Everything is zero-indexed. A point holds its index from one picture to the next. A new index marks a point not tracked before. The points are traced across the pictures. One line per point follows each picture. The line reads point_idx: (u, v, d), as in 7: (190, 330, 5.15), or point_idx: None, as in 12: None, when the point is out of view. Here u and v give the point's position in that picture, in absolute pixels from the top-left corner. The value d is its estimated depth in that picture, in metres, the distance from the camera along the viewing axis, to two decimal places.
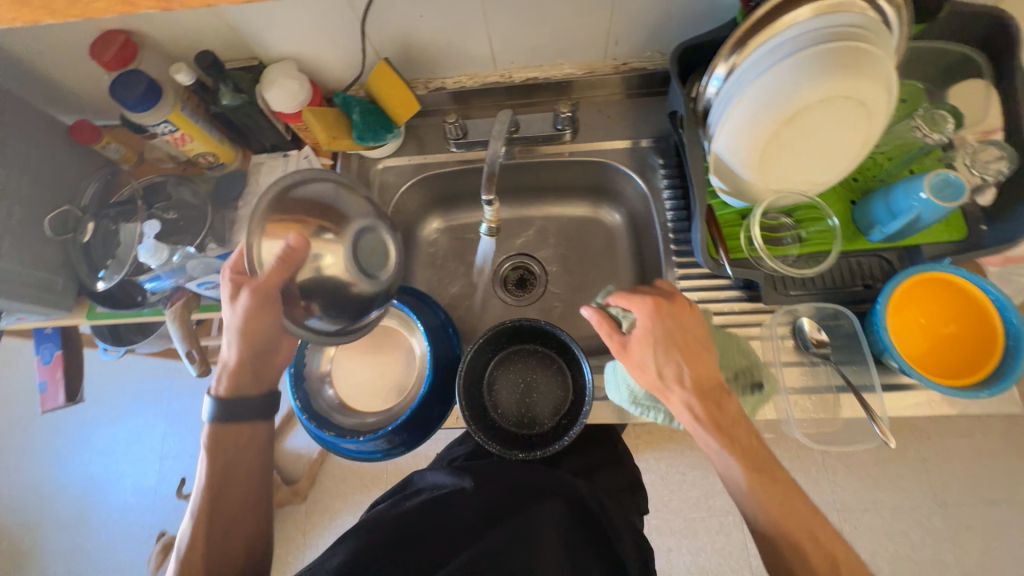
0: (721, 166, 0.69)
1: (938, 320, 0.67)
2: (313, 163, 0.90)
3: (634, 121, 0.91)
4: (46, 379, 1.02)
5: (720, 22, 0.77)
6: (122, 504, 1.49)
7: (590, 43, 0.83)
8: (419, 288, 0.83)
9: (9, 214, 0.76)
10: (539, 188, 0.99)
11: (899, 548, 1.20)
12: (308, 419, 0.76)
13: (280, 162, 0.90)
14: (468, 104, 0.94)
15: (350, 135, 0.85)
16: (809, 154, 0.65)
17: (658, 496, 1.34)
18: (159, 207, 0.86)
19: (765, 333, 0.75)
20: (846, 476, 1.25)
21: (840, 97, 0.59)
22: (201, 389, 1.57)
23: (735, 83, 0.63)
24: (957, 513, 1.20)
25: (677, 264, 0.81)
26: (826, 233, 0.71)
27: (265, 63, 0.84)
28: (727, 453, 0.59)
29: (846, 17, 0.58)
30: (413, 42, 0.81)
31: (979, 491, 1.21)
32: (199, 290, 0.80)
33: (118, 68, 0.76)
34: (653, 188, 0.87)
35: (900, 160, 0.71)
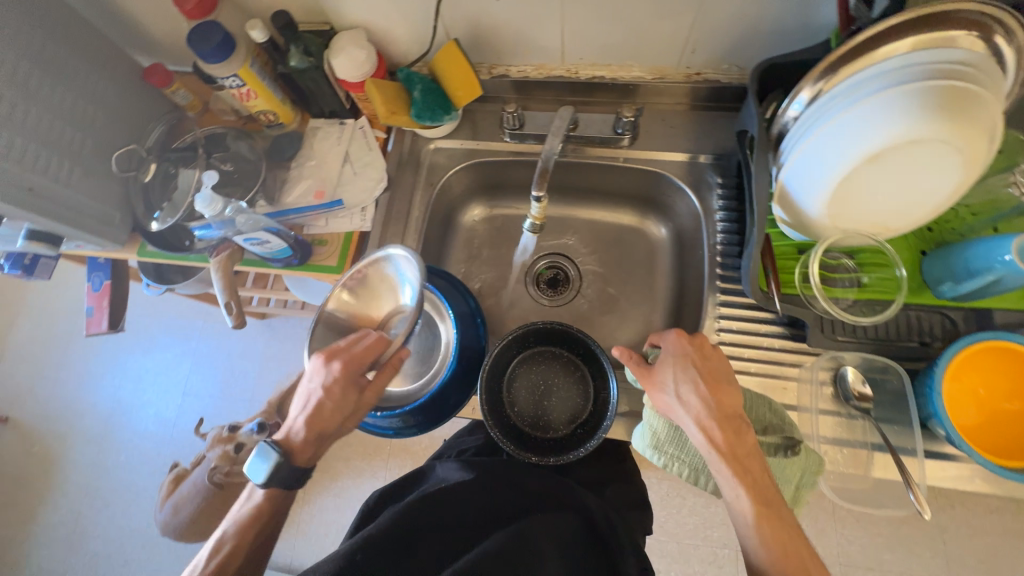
0: (786, 197, 0.66)
1: (998, 394, 0.62)
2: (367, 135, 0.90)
3: (696, 135, 0.87)
4: (92, 305, 1.07)
5: (808, 42, 0.72)
6: (143, 431, 1.58)
7: (666, 48, 0.79)
8: (453, 273, 0.83)
9: (81, 146, 0.79)
10: (586, 189, 0.97)
11: None
12: None
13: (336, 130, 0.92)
14: (528, 95, 0.92)
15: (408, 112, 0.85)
16: (886, 197, 0.61)
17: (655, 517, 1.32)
18: (217, 158, 0.89)
19: (804, 376, 0.72)
20: (856, 532, 1.20)
21: (931, 139, 0.55)
22: (229, 335, 1.63)
23: (820, 110, 0.59)
24: None
25: (719, 290, 0.78)
26: (889, 282, 0.66)
27: (336, 30, 0.84)
28: (737, 485, 0.54)
29: (959, 53, 0.53)
30: (484, 26, 0.80)
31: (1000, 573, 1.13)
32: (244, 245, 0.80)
33: (198, 18, 0.77)
34: (706, 207, 0.84)
35: (987, 217, 0.66)
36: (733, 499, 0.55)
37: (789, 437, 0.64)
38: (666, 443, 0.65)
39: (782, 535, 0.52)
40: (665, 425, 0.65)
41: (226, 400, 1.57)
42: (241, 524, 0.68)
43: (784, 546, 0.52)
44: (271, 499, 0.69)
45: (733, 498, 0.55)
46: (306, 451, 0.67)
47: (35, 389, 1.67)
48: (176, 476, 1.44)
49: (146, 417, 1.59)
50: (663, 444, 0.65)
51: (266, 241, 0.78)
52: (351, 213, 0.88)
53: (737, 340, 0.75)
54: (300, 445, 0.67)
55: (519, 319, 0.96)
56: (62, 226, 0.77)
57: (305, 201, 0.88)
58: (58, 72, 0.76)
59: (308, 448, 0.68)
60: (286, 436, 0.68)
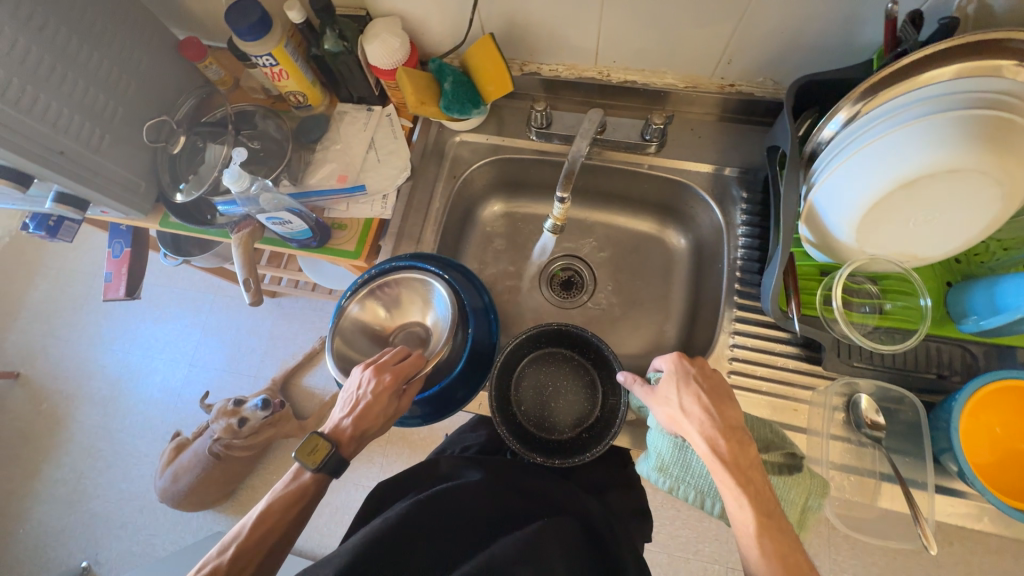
0: (814, 217, 0.65)
1: (1015, 433, 0.61)
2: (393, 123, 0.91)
3: (724, 147, 0.86)
4: (111, 270, 1.09)
5: (847, 61, 0.71)
6: (149, 398, 1.60)
7: (702, 57, 0.78)
8: (468, 267, 0.83)
9: (113, 113, 0.80)
10: (608, 194, 0.96)
11: None
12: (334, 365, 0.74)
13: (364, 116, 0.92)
14: (557, 95, 0.92)
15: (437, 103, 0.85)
16: (918, 225, 0.60)
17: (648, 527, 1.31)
18: (245, 135, 0.89)
19: (816, 399, 0.71)
20: (850, 560, 1.18)
21: (969, 169, 0.54)
22: (239, 311, 1.65)
23: (856, 132, 0.58)
24: None
25: (736, 305, 0.77)
26: (912, 311, 0.65)
27: (371, 16, 0.84)
28: (739, 495, 0.53)
29: (1006, 83, 0.52)
30: (520, 22, 0.79)
31: None
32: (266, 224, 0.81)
33: None
34: (729, 221, 0.83)
35: (1017, 253, 0.64)
36: (733, 509, 0.54)
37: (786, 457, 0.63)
38: (671, 466, 0.64)
39: (785, 550, 0.51)
40: (670, 446, 0.64)
41: (232, 374, 1.59)
42: (266, 526, 0.63)
43: (788, 563, 0.50)
44: (300, 504, 0.65)
45: (735, 509, 0.54)
46: (349, 448, 0.68)
47: (48, 348, 1.70)
48: (177, 445, 1.46)
49: (153, 384, 1.61)
50: (667, 465, 0.64)
51: (288, 222, 0.79)
52: (372, 200, 0.88)
53: (751, 357, 0.75)
54: (344, 443, 0.67)
55: (530, 319, 0.96)
56: (90, 190, 0.78)
57: (328, 184, 0.88)
58: (97, 39, 0.77)
59: (352, 446, 0.68)
60: (327, 436, 0.67)
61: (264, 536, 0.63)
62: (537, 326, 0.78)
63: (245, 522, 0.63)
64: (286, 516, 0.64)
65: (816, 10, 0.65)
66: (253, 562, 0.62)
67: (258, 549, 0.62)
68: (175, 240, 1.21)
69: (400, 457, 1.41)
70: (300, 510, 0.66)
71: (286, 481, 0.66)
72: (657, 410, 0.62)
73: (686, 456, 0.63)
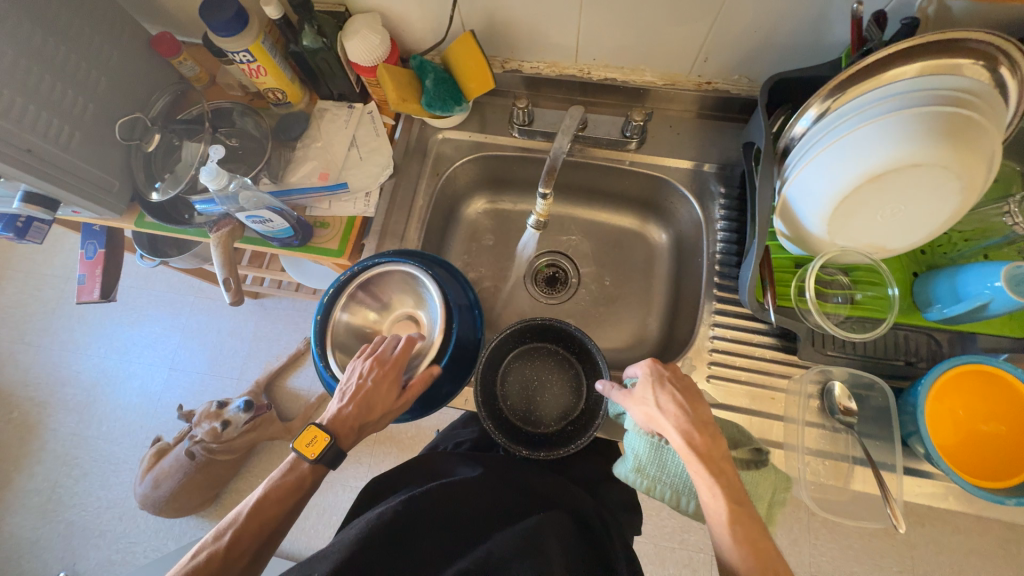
0: (788, 210, 0.67)
1: (978, 416, 0.64)
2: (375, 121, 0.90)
3: (702, 143, 0.88)
4: (85, 272, 1.06)
5: (817, 59, 0.74)
6: (127, 403, 1.56)
7: (679, 55, 0.80)
8: (452, 264, 0.83)
9: (83, 111, 0.78)
10: (590, 191, 0.97)
11: None
12: (323, 361, 0.74)
13: (344, 113, 0.91)
14: (539, 93, 0.93)
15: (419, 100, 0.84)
16: (885, 218, 0.62)
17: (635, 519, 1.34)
18: (223, 133, 0.88)
19: (792, 388, 0.73)
20: (829, 542, 1.23)
21: (932, 163, 0.56)
22: (220, 312, 1.62)
23: (827, 127, 0.60)
24: None
25: (716, 298, 0.79)
26: (881, 301, 0.67)
27: (351, 12, 0.84)
28: (712, 484, 0.55)
29: (965, 81, 0.54)
30: (501, 19, 0.80)
31: None
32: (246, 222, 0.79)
33: None
34: (708, 215, 0.85)
35: (978, 243, 0.67)
36: (707, 499, 0.55)
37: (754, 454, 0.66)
38: (648, 465, 0.65)
39: (757, 536, 0.53)
40: (647, 446, 0.65)
41: (213, 377, 1.56)
42: (263, 514, 0.62)
43: (758, 549, 0.52)
44: (297, 494, 0.64)
45: (709, 499, 0.55)
46: (348, 439, 0.67)
47: (18, 354, 1.64)
48: (159, 450, 1.43)
49: (131, 389, 1.57)
50: (645, 464, 0.65)
51: (269, 220, 0.78)
52: (355, 198, 0.88)
53: (731, 349, 0.77)
54: (343, 434, 0.67)
55: (515, 315, 0.97)
56: (60, 190, 0.76)
57: (310, 182, 0.87)
58: (63, 34, 0.74)
59: (352, 436, 0.68)
60: (326, 427, 0.66)
61: (260, 524, 0.62)
62: (522, 322, 0.78)
63: (242, 508, 0.62)
64: (284, 506, 0.63)
65: (787, 10, 0.67)
66: (248, 551, 0.61)
67: (253, 538, 0.61)
68: (153, 241, 1.19)
69: (389, 457, 1.40)
70: (297, 500, 0.65)
71: (282, 470, 0.65)
72: (633, 410, 0.63)
73: (663, 456, 0.64)
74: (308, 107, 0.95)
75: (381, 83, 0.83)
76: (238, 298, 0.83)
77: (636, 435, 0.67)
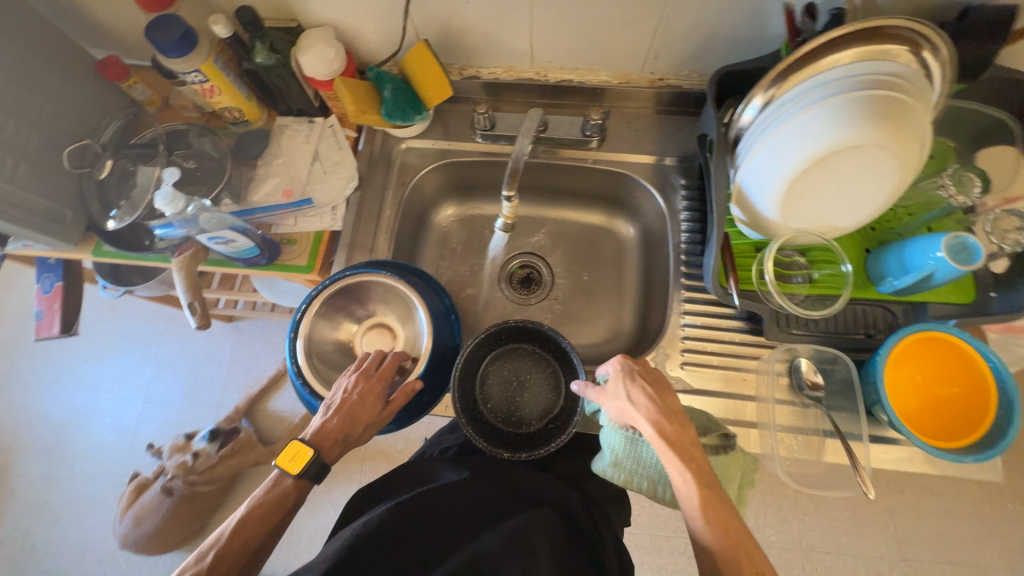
0: (743, 197, 0.70)
1: (934, 380, 0.67)
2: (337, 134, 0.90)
3: (661, 138, 0.91)
4: (42, 308, 1.02)
5: (760, 51, 0.77)
6: (100, 440, 1.50)
7: (631, 53, 0.82)
8: (425, 271, 0.82)
9: (28, 141, 0.75)
10: (557, 190, 0.99)
11: None
12: (300, 381, 0.73)
13: (305, 128, 0.91)
14: (499, 97, 0.94)
15: (379, 111, 0.84)
16: (833, 200, 0.65)
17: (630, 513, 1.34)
18: (179, 155, 0.86)
19: (761, 368, 0.76)
20: (815, 516, 1.26)
21: (869, 145, 0.59)
22: (193, 339, 1.57)
23: (771, 116, 0.63)
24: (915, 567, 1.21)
25: (684, 287, 0.81)
26: (836, 278, 0.71)
27: (303, 27, 0.83)
28: (683, 470, 0.57)
29: (891, 66, 0.58)
30: (455, 27, 0.80)
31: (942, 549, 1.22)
32: (209, 244, 0.78)
33: (158, 11, 0.75)
34: (671, 207, 0.87)
35: (921, 217, 0.71)
36: (679, 485, 0.57)
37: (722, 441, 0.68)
38: (624, 459, 0.67)
39: (725, 516, 0.55)
40: (622, 440, 0.66)
41: (190, 407, 1.51)
42: (246, 534, 0.60)
43: (727, 526, 0.55)
44: (281, 510, 0.63)
45: (680, 486, 0.57)
46: (332, 452, 0.66)
47: None
48: (138, 485, 1.38)
49: (102, 427, 1.51)
50: (620, 456, 0.67)
51: (232, 240, 0.76)
52: (321, 213, 0.87)
53: (702, 335, 0.79)
54: (328, 447, 0.66)
55: (492, 318, 0.97)
56: (8, 223, 0.73)
57: (274, 200, 0.86)
58: None
59: (338, 450, 0.67)
60: (309, 441, 0.66)
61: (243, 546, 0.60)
62: (498, 323, 0.78)
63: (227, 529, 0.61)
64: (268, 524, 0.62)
65: (727, 6, 0.70)
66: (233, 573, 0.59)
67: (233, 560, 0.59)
68: (114, 270, 1.16)
69: (378, 472, 1.38)
70: (281, 517, 0.63)
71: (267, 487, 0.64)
72: (606, 406, 0.65)
73: (638, 449, 0.66)
74: (267, 123, 0.94)
75: (339, 96, 0.83)
76: (205, 322, 0.81)
77: (610, 430, 0.68)
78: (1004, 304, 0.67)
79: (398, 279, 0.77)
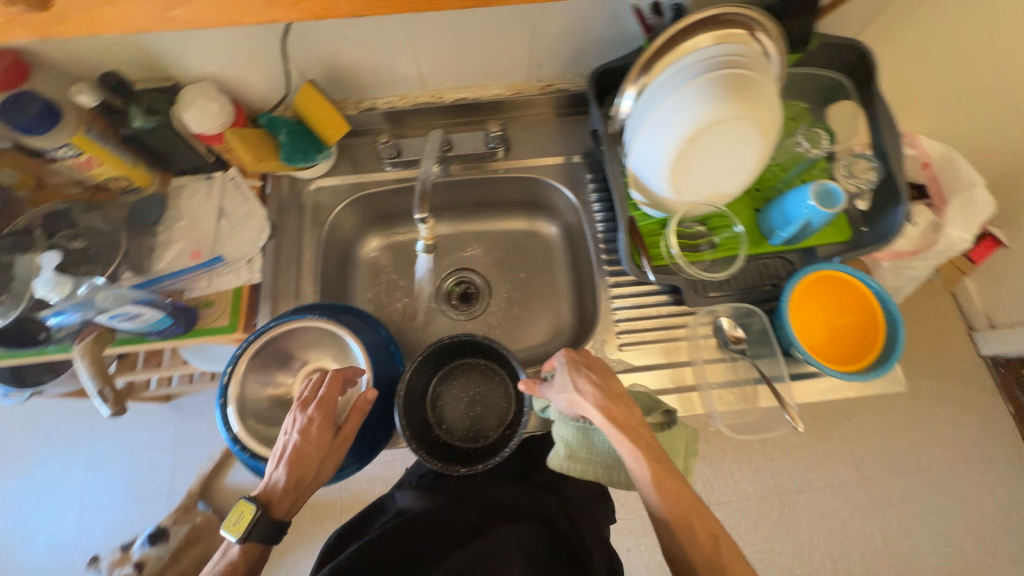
0: (638, 181, 0.75)
1: (834, 313, 0.75)
2: (241, 186, 0.88)
3: (562, 139, 0.96)
4: None
5: (629, 47, 0.83)
6: (32, 565, 1.33)
7: (515, 65, 0.86)
8: (358, 307, 0.81)
9: None
10: (477, 204, 1.01)
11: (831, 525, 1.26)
12: (240, 449, 0.69)
13: (204, 186, 0.88)
14: (401, 124, 0.95)
15: (277, 157, 0.84)
16: (713, 170, 0.72)
17: (615, 498, 1.37)
18: (63, 235, 0.80)
19: (690, 333, 0.81)
20: (783, 462, 1.30)
21: (730, 118, 0.65)
22: (124, 429, 1.44)
23: (645, 105, 0.69)
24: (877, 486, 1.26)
25: (609, 273, 0.86)
26: (733, 239, 0.78)
27: (181, 85, 0.81)
28: (634, 449, 0.60)
29: (735, 46, 0.65)
30: (340, 64, 0.81)
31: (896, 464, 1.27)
32: (112, 324, 0.72)
33: (7, 89, 0.70)
34: (583, 201, 0.92)
35: (792, 171, 0.80)
36: (632, 463, 0.60)
37: (664, 417, 0.72)
38: (578, 449, 0.69)
39: (673, 484, 0.59)
40: (574, 431, 0.69)
41: (133, 502, 1.38)
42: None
43: (675, 493, 0.59)
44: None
45: (633, 464, 0.60)
46: (283, 503, 0.64)
47: None
48: None
49: (35, 546, 1.35)
50: (573, 447, 0.69)
51: (138, 315, 0.72)
52: (235, 268, 0.84)
53: (634, 313, 0.83)
54: (278, 500, 0.64)
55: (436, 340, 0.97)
56: None
57: (181, 264, 0.82)
58: None
59: (292, 499, 0.65)
60: (258, 499, 0.63)
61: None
62: (438, 341, 0.78)
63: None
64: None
65: (589, 12, 0.76)
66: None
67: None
68: (17, 373, 1.05)
69: None
70: None
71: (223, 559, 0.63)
72: (556, 399, 0.67)
73: (590, 436, 0.69)
74: (161, 187, 0.89)
75: (232, 148, 0.82)
76: (118, 408, 0.79)
77: (562, 424, 0.70)
78: (874, 235, 0.76)
79: (329, 319, 0.76)
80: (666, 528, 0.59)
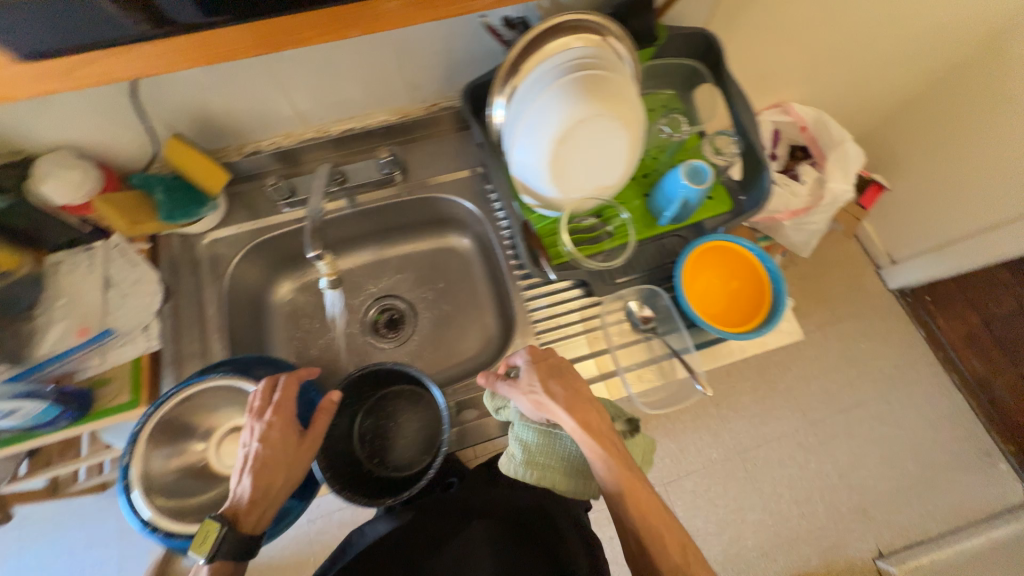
0: (526, 187, 0.77)
1: (725, 280, 0.83)
2: (125, 252, 0.83)
3: (457, 154, 0.97)
4: None
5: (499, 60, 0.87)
6: None
7: (394, 91, 0.88)
8: (270, 355, 0.78)
9: None
10: (386, 229, 1.01)
11: (789, 474, 1.12)
12: (151, 531, 0.64)
13: (83, 258, 0.83)
14: (292, 163, 0.94)
15: (155, 216, 0.82)
16: (593, 167, 0.73)
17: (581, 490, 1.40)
18: None
19: (603, 321, 0.85)
20: (732, 417, 1.16)
21: (595, 117, 0.66)
22: (49, 533, 1.31)
23: (516, 115, 0.71)
24: (821, 425, 1.16)
25: (519, 277, 0.88)
26: (624, 227, 0.81)
27: (36, 157, 0.76)
28: (605, 453, 0.61)
29: (586, 50, 0.68)
30: (210, 112, 0.79)
31: (834, 399, 1.18)
32: None
33: None
34: (486, 211, 0.94)
35: (666, 155, 0.86)
36: (606, 469, 0.62)
37: (631, 423, 0.74)
38: (541, 453, 0.68)
39: (639, 493, 0.61)
40: (540, 434, 0.69)
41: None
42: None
43: (639, 501, 0.60)
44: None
45: (603, 469, 0.62)
46: (252, 517, 0.64)
47: None
48: None
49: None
50: (535, 455, 0.68)
51: (15, 410, 0.66)
52: (129, 339, 0.79)
53: (553, 311, 0.86)
54: (246, 512, 0.64)
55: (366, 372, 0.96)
56: None
57: (66, 345, 0.76)
58: None
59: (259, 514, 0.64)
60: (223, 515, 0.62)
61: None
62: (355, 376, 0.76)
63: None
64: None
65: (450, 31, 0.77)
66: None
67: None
68: None
69: None
70: None
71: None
72: (523, 403, 0.67)
73: (552, 442, 0.69)
74: (36, 266, 0.80)
75: (105, 216, 0.79)
76: None
77: (527, 428, 0.70)
78: (754, 200, 0.77)
79: (234, 375, 0.72)
80: (634, 533, 0.61)
